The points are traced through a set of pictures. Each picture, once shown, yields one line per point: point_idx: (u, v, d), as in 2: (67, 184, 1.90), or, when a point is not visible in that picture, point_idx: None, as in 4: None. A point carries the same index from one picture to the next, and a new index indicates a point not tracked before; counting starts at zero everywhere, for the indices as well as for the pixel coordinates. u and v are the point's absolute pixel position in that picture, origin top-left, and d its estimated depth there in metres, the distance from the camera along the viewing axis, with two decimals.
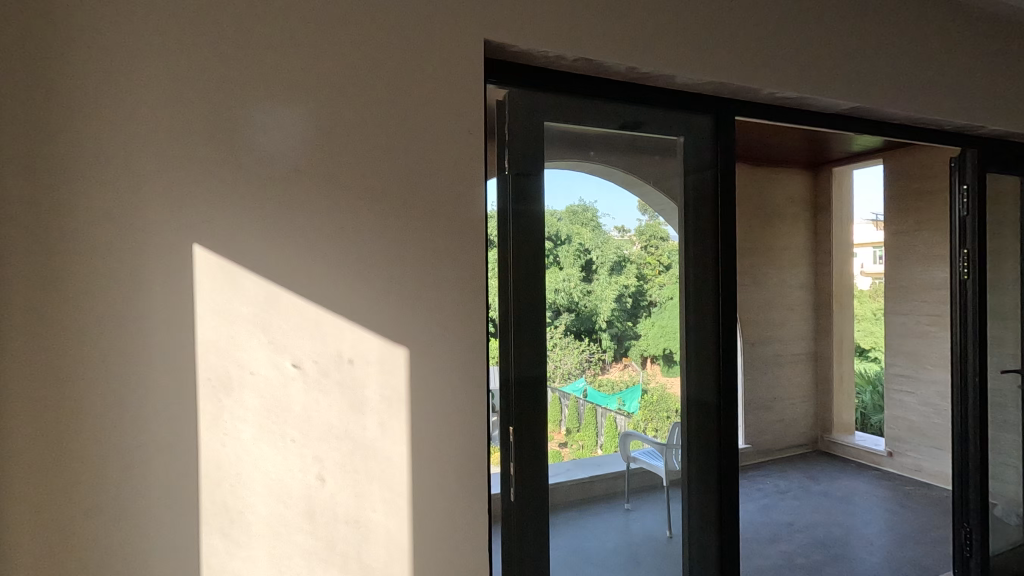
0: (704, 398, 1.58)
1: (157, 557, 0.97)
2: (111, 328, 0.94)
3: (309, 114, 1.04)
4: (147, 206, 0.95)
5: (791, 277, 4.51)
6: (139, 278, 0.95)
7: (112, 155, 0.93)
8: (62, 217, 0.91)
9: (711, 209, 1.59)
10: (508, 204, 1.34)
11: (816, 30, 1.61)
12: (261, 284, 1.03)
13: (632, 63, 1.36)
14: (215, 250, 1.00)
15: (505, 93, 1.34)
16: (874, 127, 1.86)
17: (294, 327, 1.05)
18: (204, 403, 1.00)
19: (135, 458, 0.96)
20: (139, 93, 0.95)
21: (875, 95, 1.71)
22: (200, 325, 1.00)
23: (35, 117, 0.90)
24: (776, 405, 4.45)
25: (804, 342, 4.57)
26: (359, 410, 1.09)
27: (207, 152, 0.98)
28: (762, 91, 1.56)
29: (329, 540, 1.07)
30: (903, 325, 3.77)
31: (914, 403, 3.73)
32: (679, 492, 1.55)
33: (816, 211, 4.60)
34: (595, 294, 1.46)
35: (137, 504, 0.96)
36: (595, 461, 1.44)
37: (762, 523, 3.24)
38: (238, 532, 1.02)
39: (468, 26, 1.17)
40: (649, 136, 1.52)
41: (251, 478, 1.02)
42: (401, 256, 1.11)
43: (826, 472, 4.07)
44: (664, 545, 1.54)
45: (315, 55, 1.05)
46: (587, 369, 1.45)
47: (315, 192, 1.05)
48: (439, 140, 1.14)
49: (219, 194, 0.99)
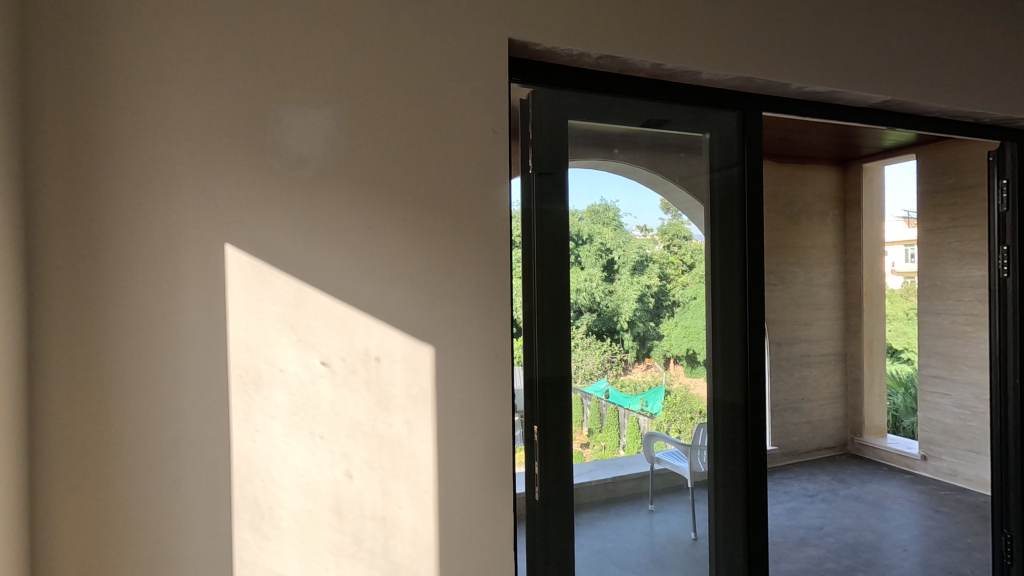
0: (731, 399, 1.56)
1: (190, 551, 1.00)
2: (146, 326, 0.97)
3: (337, 116, 1.06)
4: (181, 208, 0.98)
5: (819, 276, 4.42)
6: (173, 278, 0.98)
7: (147, 158, 0.96)
8: (101, 218, 0.94)
9: (737, 208, 1.56)
10: (532, 204, 1.34)
11: (848, 23, 1.57)
12: (290, 284, 1.04)
13: (657, 60, 1.35)
14: (245, 251, 1.02)
15: (529, 92, 1.34)
16: (907, 121, 1.81)
17: (322, 326, 1.06)
18: (235, 400, 1.02)
19: (169, 454, 0.98)
20: (174, 97, 0.97)
21: (910, 88, 1.67)
22: (231, 324, 1.02)
23: (74, 121, 0.93)
24: (804, 406, 4.37)
25: (832, 342, 4.48)
26: (386, 408, 1.10)
27: (240, 153, 1.01)
28: (791, 86, 1.53)
29: (356, 536, 1.09)
30: (937, 325, 3.66)
31: (949, 405, 3.61)
32: (705, 494, 1.53)
33: (845, 208, 4.50)
34: (617, 294, 1.45)
35: (173, 498, 0.98)
36: (618, 461, 1.43)
37: (790, 527, 3.18)
38: (268, 527, 1.04)
39: (492, 25, 1.18)
40: (673, 133, 1.50)
41: (281, 474, 1.04)
42: (427, 255, 1.12)
43: (857, 475, 3.97)
44: (689, 547, 1.52)
45: (343, 57, 1.06)
46: (609, 369, 1.44)
47: (341, 194, 1.07)
48: (465, 139, 1.15)
49: (249, 196, 1.02)
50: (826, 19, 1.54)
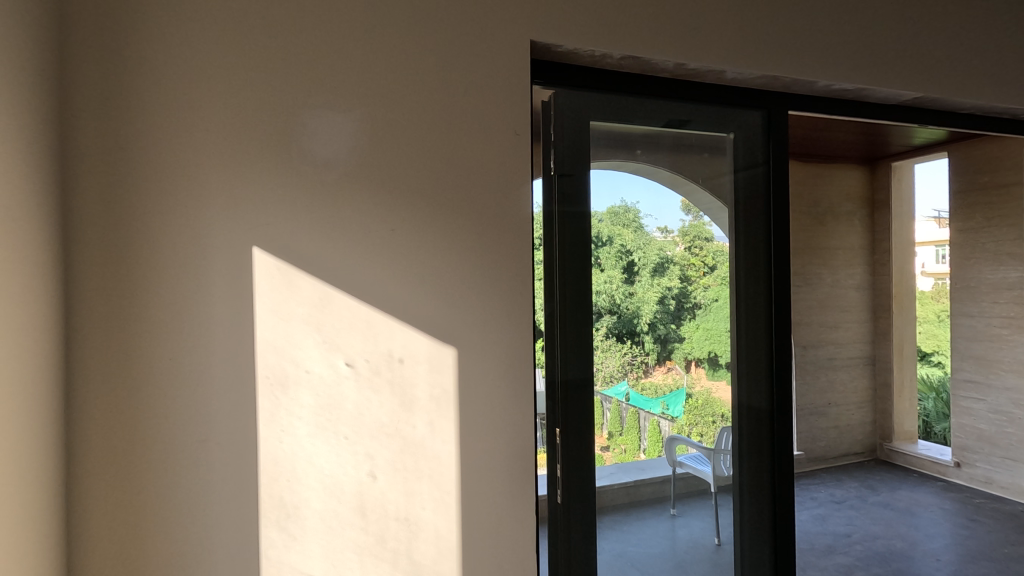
0: (756, 404, 1.53)
1: (218, 548, 1.01)
2: (177, 328, 0.99)
3: (360, 121, 1.07)
4: (210, 212, 1.00)
5: (846, 277, 4.32)
6: (202, 281, 1.00)
7: (178, 162, 0.98)
8: (135, 222, 0.97)
9: (762, 208, 1.54)
10: (554, 205, 1.33)
11: (878, 19, 1.53)
12: (315, 285, 1.06)
13: (681, 60, 1.34)
14: (272, 253, 1.03)
15: (551, 94, 1.34)
16: (936, 119, 1.77)
17: (346, 328, 1.07)
18: (263, 401, 1.03)
19: (198, 453, 1.00)
20: (205, 104, 0.99)
21: (941, 84, 1.62)
22: (259, 325, 1.03)
23: (109, 128, 0.96)
24: (830, 410, 4.28)
25: (860, 345, 4.38)
26: (409, 409, 1.11)
27: (269, 157, 1.03)
28: (817, 83, 1.50)
29: (380, 536, 1.09)
30: (971, 328, 3.56)
31: (984, 411, 3.49)
32: (729, 499, 1.51)
33: (874, 208, 4.40)
34: (637, 296, 1.44)
35: (201, 497, 1.00)
36: (638, 465, 1.41)
37: (816, 534, 3.11)
38: (293, 526, 1.05)
39: (514, 27, 1.18)
40: (695, 133, 1.48)
41: (306, 474, 1.06)
42: (450, 256, 1.13)
43: (886, 482, 3.86)
44: (712, 553, 1.50)
45: (367, 61, 1.08)
46: (629, 372, 1.42)
47: (364, 197, 1.08)
48: (488, 142, 1.15)
49: (274, 200, 1.03)
50: (855, 15, 1.51)
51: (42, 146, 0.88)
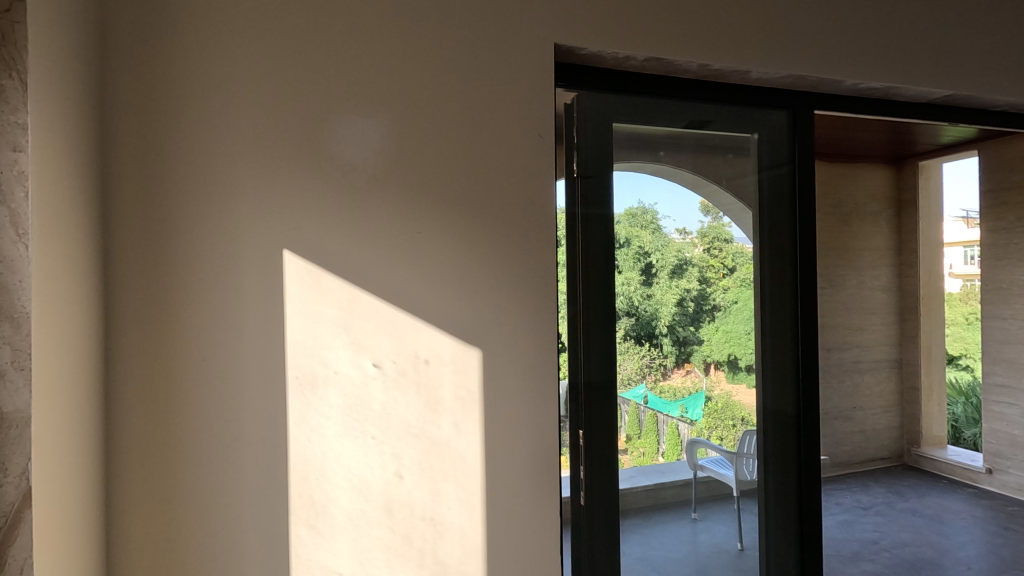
0: (781, 407, 1.51)
1: (249, 545, 1.03)
2: (209, 328, 1.01)
3: (387, 125, 1.09)
4: (241, 215, 1.02)
5: (871, 279, 4.24)
6: (234, 283, 1.02)
7: (211, 168, 1.01)
8: (170, 226, 0.99)
9: (787, 209, 1.52)
10: (576, 207, 1.34)
11: (908, 16, 1.51)
12: (344, 287, 1.07)
13: (705, 61, 1.33)
14: (302, 255, 1.05)
15: (573, 96, 1.34)
16: (967, 116, 1.73)
17: (373, 328, 1.09)
18: (293, 401, 1.05)
19: (230, 452, 1.02)
20: (239, 110, 1.02)
21: (973, 80, 1.59)
22: (289, 326, 1.05)
23: (148, 136, 0.99)
24: (856, 414, 4.20)
25: (886, 347, 4.29)
26: (434, 410, 1.12)
27: (299, 161, 1.05)
28: (844, 82, 1.48)
29: (406, 535, 1.10)
30: (1003, 330, 3.45)
31: (1018, 416, 3.35)
32: (752, 503, 1.49)
33: (900, 208, 4.31)
34: (655, 298, 1.43)
35: (233, 495, 1.03)
36: (658, 468, 1.40)
37: (842, 540, 3.06)
38: (322, 524, 1.07)
39: (538, 30, 1.18)
40: (717, 134, 1.47)
41: (335, 473, 1.07)
42: (476, 259, 1.14)
43: (915, 488, 3.76)
44: (735, 558, 1.48)
45: (394, 66, 1.09)
46: (648, 375, 1.41)
47: (390, 200, 1.09)
48: (513, 145, 1.16)
49: (303, 202, 1.05)
50: (884, 14, 1.49)
51: (85, 153, 0.91)
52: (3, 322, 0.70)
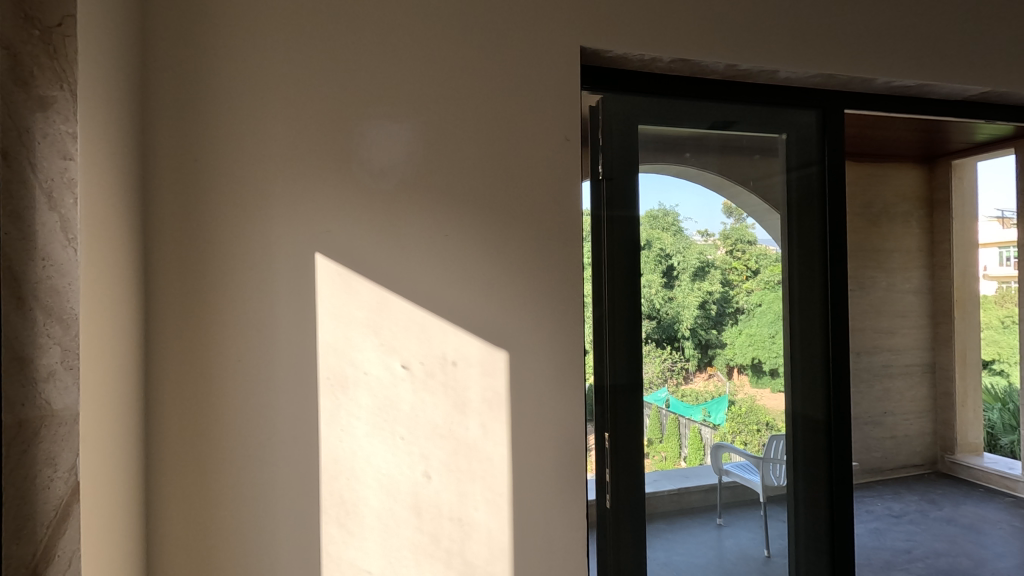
0: (810, 412, 1.49)
1: (281, 541, 1.05)
2: (243, 328, 1.04)
3: (416, 130, 1.10)
4: (274, 219, 1.05)
5: (901, 281, 4.14)
6: (267, 285, 1.05)
7: (246, 172, 1.04)
8: (206, 230, 1.02)
9: (816, 210, 1.50)
10: (601, 209, 1.34)
11: (942, 11, 1.48)
12: (373, 290, 1.09)
13: (732, 61, 1.32)
14: (332, 258, 1.07)
15: (599, 99, 1.35)
16: (1005, 113, 1.68)
17: (402, 330, 1.10)
18: (324, 401, 1.07)
19: (264, 450, 1.05)
20: (274, 118, 1.05)
21: (1011, 76, 1.55)
22: (320, 328, 1.07)
23: (186, 142, 1.02)
24: (886, 420, 4.12)
25: (918, 352, 4.19)
26: (462, 411, 1.13)
27: (330, 166, 1.07)
28: (874, 81, 1.46)
29: (434, 535, 1.11)
30: None
31: None
32: (780, 509, 1.47)
33: (932, 207, 4.20)
34: (677, 300, 1.42)
35: (266, 492, 1.05)
36: (681, 473, 1.39)
37: (873, 550, 3.05)
38: (352, 523, 1.08)
39: (564, 33, 1.19)
40: (742, 135, 1.46)
41: (364, 473, 1.09)
42: (503, 261, 1.15)
43: (950, 496, 3.65)
44: (762, 565, 1.46)
45: (422, 72, 1.11)
46: (670, 378, 1.40)
47: (418, 202, 1.11)
48: (540, 148, 1.17)
49: (334, 205, 1.07)
50: (917, 9, 1.46)
51: (128, 160, 0.94)
52: (53, 322, 0.73)
